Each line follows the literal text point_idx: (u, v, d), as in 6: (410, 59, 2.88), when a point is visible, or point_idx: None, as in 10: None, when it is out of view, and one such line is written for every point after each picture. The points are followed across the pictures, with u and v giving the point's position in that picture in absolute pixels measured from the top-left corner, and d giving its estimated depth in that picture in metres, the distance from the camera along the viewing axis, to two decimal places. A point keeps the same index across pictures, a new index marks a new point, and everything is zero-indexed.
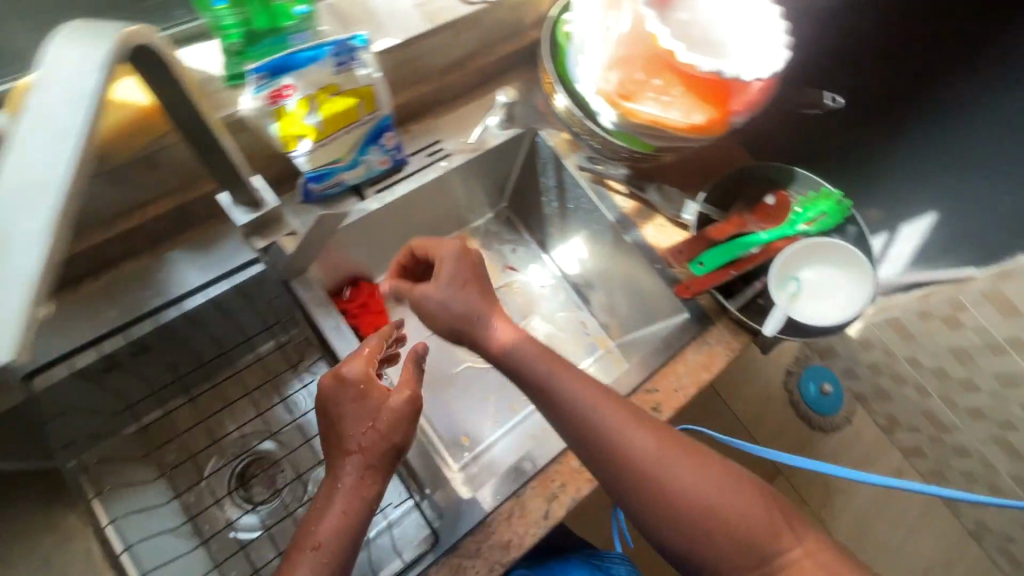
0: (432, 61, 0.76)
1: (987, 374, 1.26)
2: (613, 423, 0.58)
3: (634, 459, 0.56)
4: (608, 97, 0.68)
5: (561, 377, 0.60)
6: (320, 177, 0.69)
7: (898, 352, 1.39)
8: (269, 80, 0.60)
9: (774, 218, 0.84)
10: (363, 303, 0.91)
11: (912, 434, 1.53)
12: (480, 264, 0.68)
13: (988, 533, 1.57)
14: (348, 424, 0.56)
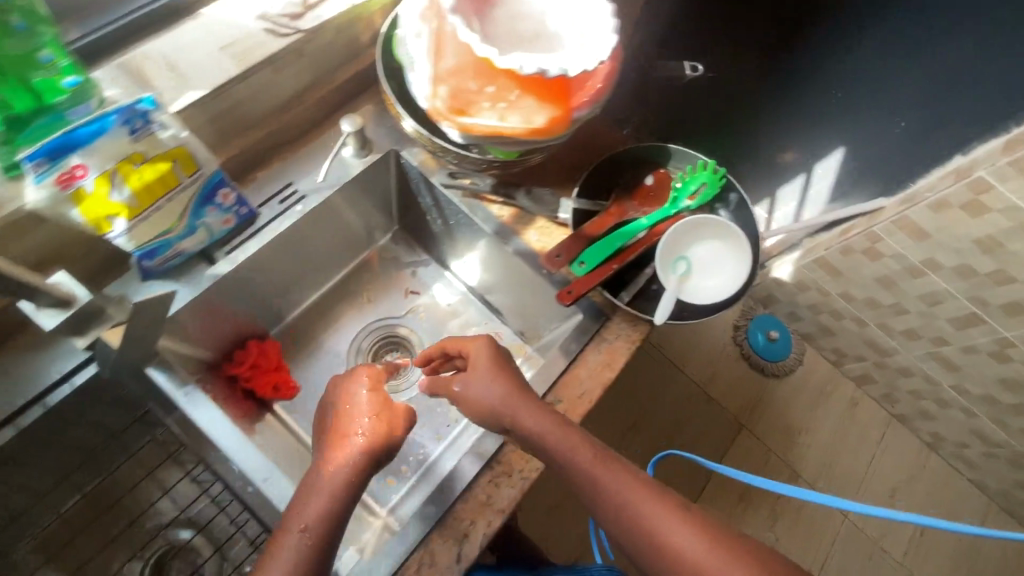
0: (259, 104, 0.70)
1: (915, 297, 1.28)
2: (598, 470, 0.60)
3: (617, 506, 0.58)
4: (441, 114, 0.64)
5: (565, 447, 0.61)
6: (152, 252, 0.64)
7: (832, 291, 1.45)
8: (52, 164, 0.53)
9: (655, 199, 0.82)
10: (256, 363, 0.85)
11: (860, 362, 1.60)
12: (508, 359, 0.69)
13: (943, 443, 1.61)
14: (353, 419, 0.64)
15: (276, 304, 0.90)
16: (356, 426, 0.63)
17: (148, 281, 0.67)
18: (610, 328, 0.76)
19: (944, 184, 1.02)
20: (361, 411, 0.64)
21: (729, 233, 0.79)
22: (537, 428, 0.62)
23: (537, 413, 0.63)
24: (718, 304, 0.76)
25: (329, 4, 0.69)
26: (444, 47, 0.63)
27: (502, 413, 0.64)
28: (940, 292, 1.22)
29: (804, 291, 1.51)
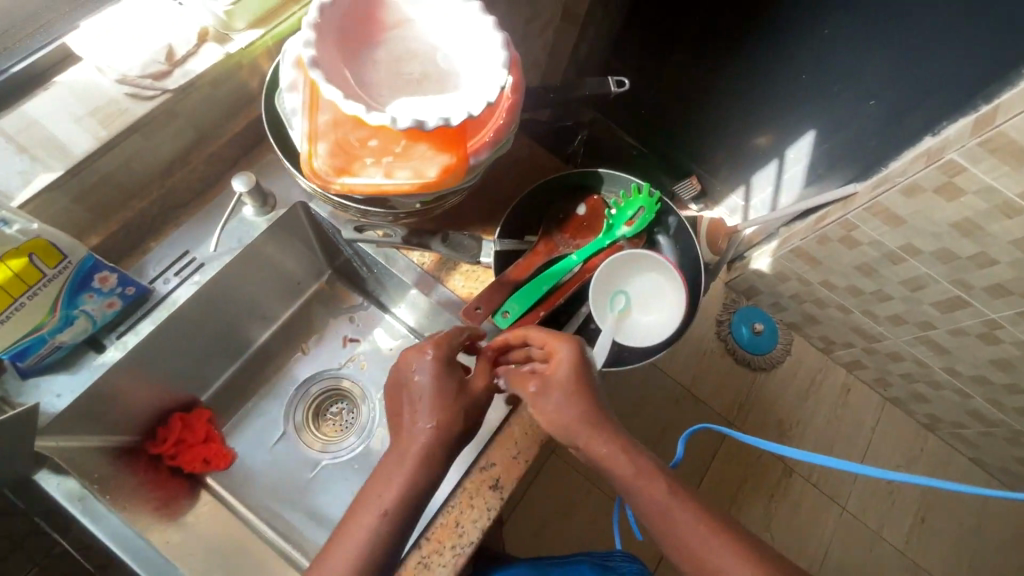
0: (132, 172, 0.64)
1: (895, 282, 1.07)
2: (668, 506, 0.54)
3: (686, 548, 0.52)
4: (321, 175, 0.58)
5: (621, 463, 0.56)
6: (22, 352, 0.59)
7: (812, 280, 1.24)
8: None
9: (587, 231, 0.77)
10: (181, 438, 0.81)
11: (849, 349, 1.39)
12: (593, 372, 0.61)
13: (940, 423, 1.43)
14: (415, 405, 0.58)
15: (200, 371, 0.84)
16: (421, 414, 0.58)
17: (29, 378, 0.63)
18: None
19: (913, 167, 0.86)
20: (425, 399, 0.58)
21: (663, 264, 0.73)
22: (617, 453, 0.57)
23: (612, 442, 0.57)
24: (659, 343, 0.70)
25: (199, 58, 0.63)
26: (319, 102, 0.57)
27: (577, 433, 0.57)
28: (924, 277, 1.02)
29: (784, 281, 1.30)
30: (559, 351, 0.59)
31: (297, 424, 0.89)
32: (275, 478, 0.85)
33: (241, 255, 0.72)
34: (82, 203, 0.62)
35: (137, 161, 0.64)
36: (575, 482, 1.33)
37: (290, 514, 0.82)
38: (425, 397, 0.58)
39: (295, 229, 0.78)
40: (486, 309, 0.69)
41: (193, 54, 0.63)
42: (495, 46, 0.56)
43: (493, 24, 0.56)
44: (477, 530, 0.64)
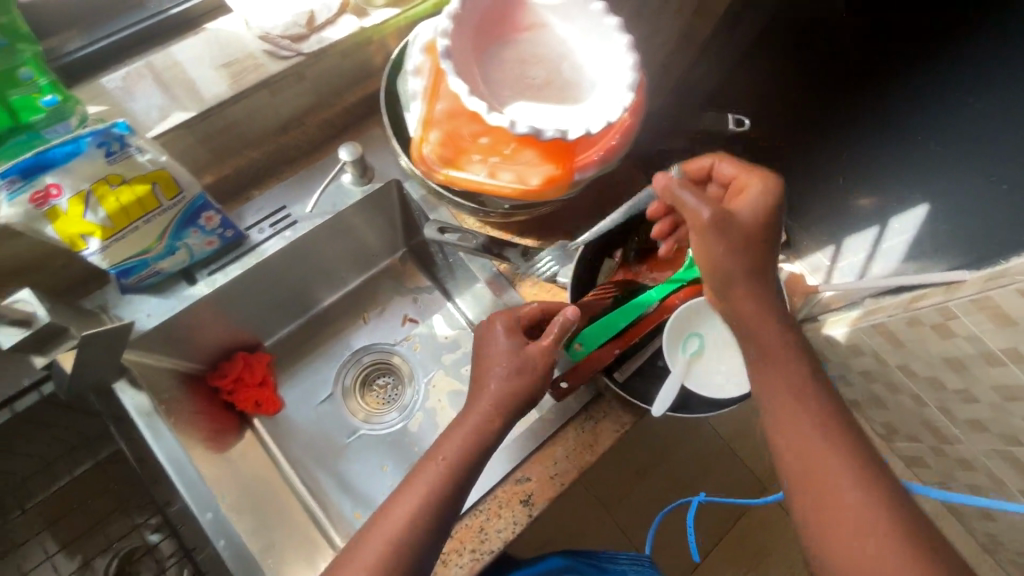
0: (255, 125, 0.68)
1: (986, 385, 0.92)
2: (782, 383, 0.55)
3: (787, 426, 0.54)
4: (430, 162, 0.59)
5: (771, 344, 0.56)
6: (128, 271, 0.63)
7: (888, 360, 1.10)
8: (24, 183, 0.52)
9: (671, 265, 0.74)
10: (239, 377, 0.85)
11: (912, 443, 1.27)
12: (777, 225, 0.57)
13: (998, 548, 1.27)
14: (497, 360, 0.59)
15: (265, 322, 0.87)
16: (510, 354, 0.58)
17: (128, 293, 0.68)
18: (600, 406, 0.69)
19: None
20: (507, 346, 0.59)
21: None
22: (768, 329, 0.56)
23: (754, 306, 0.56)
24: (732, 398, 0.66)
25: (336, 27, 0.65)
26: (440, 90, 0.58)
27: (735, 281, 0.55)
28: (1022, 387, 0.86)
29: (856, 355, 1.18)
30: (750, 185, 0.57)
31: (345, 388, 0.92)
32: (313, 435, 0.88)
33: (332, 220, 0.74)
34: (205, 144, 0.65)
35: (260, 117, 0.67)
36: (590, 508, 1.29)
37: (321, 473, 0.84)
38: (511, 340, 0.60)
39: (385, 203, 0.80)
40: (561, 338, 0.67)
41: (331, 22, 0.65)
42: (625, 67, 0.55)
43: (623, 42, 0.56)
44: (499, 541, 0.63)
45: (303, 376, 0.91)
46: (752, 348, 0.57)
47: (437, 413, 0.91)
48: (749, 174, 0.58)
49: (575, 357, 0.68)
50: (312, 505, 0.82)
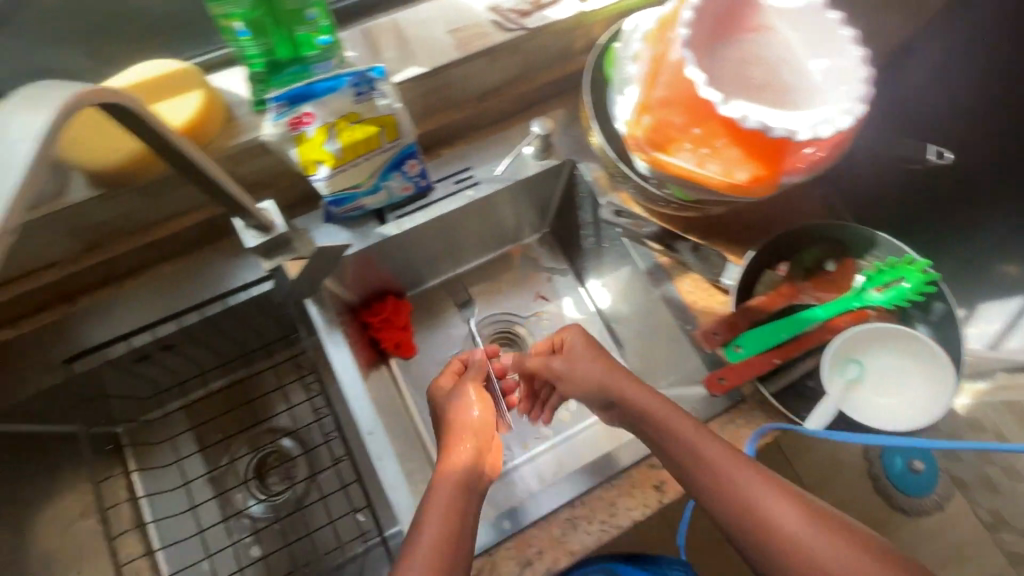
0: (465, 88, 0.73)
1: None
2: (697, 440, 0.57)
3: (716, 480, 0.54)
4: (639, 144, 0.62)
5: (707, 442, 0.56)
6: (340, 201, 0.70)
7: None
8: (289, 108, 0.60)
9: (836, 287, 0.73)
10: (387, 317, 0.91)
11: None
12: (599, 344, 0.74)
13: None
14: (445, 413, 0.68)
15: (415, 275, 0.94)
16: (453, 409, 0.67)
17: (328, 223, 0.74)
18: (742, 411, 0.69)
19: None
20: (448, 398, 0.69)
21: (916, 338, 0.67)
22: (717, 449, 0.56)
23: (641, 394, 0.64)
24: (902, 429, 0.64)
25: (558, 8, 0.70)
26: (661, 76, 0.60)
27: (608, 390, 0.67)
28: None
29: None
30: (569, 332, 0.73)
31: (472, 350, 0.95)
32: None
33: (507, 187, 0.78)
34: (423, 99, 0.71)
35: (470, 83, 0.73)
36: None
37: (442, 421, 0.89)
38: (452, 395, 0.69)
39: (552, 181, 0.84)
40: (722, 337, 0.69)
41: (555, 2, 0.70)
42: (857, 79, 0.56)
43: (859, 54, 0.56)
44: (628, 518, 0.65)
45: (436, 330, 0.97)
46: (692, 451, 0.56)
47: None
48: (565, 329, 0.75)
49: (732, 359, 0.68)
50: (431, 453, 0.87)
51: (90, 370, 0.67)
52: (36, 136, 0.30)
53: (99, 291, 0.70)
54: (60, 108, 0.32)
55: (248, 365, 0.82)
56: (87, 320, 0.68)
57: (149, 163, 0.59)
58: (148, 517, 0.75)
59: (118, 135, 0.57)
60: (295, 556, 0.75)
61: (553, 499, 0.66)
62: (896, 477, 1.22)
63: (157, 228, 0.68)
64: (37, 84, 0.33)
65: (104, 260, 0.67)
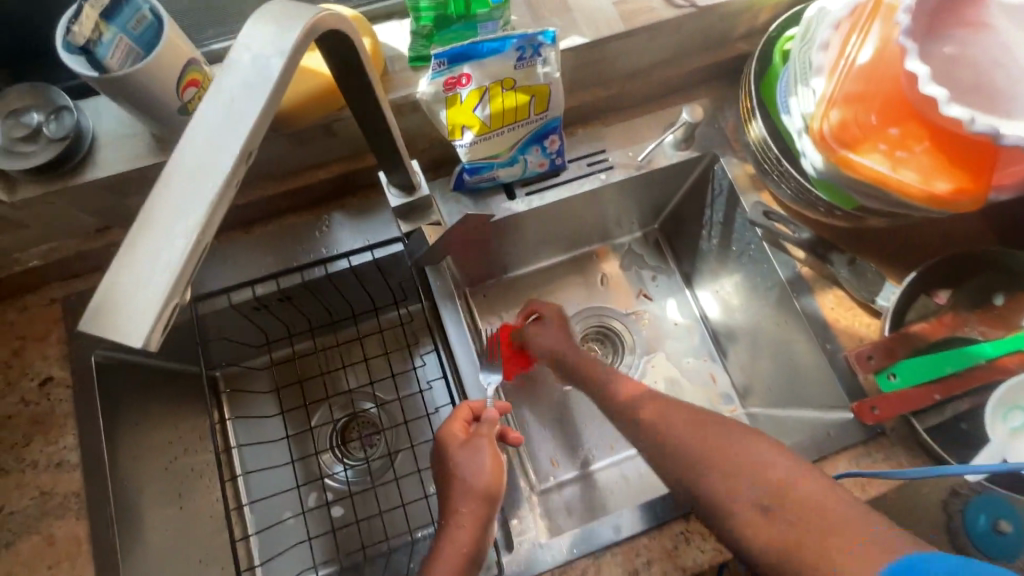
0: (617, 65, 0.70)
1: None
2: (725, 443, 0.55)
3: (729, 474, 0.53)
4: (820, 140, 0.57)
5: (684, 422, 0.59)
6: (476, 170, 0.67)
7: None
8: (449, 67, 0.58)
9: (1005, 327, 0.65)
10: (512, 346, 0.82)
11: None
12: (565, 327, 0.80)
13: None
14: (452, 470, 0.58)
15: (515, 259, 0.88)
16: (466, 467, 0.57)
17: (456, 193, 0.72)
18: (881, 445, 0.63)
19: None
20: (459, 451, 0.58)
21: None
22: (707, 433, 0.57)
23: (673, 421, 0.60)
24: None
25: None
26: (855, 69, 0.54)
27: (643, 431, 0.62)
28: None
29: None
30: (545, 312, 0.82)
31: None
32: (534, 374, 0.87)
33: (641, 175, 0.75)
34: (575, 73, 0.68)
35: (623, 60, 0.69)
36: None
37: (530, 409, 0.84)
38: (464, 449, 0.58)
39: (684, 174, 0.79)
40: (876, 362, 0.62)
41: None
42: None
43: None
44: None
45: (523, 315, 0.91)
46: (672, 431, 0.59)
47: None
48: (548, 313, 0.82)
49: (884, 387, 0.62)
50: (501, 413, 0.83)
51: (212, 312, 0.66)
52: (285, 53, 0.29)
53: (228, 234, 0.71)
54: (308, 25, 0.30)
55: (353, 327, 0.81)
56: (216, 260, 0.68)
57: (335, 98, 0.58)
58: (238, 468, 0.74)
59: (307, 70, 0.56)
60: (367, 532, 0.73)
61: (668, 510, 0.61)
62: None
63: (293, 177, 0.68)
64: (284, 1, 0.31)
65: (240, 202, 0.67)
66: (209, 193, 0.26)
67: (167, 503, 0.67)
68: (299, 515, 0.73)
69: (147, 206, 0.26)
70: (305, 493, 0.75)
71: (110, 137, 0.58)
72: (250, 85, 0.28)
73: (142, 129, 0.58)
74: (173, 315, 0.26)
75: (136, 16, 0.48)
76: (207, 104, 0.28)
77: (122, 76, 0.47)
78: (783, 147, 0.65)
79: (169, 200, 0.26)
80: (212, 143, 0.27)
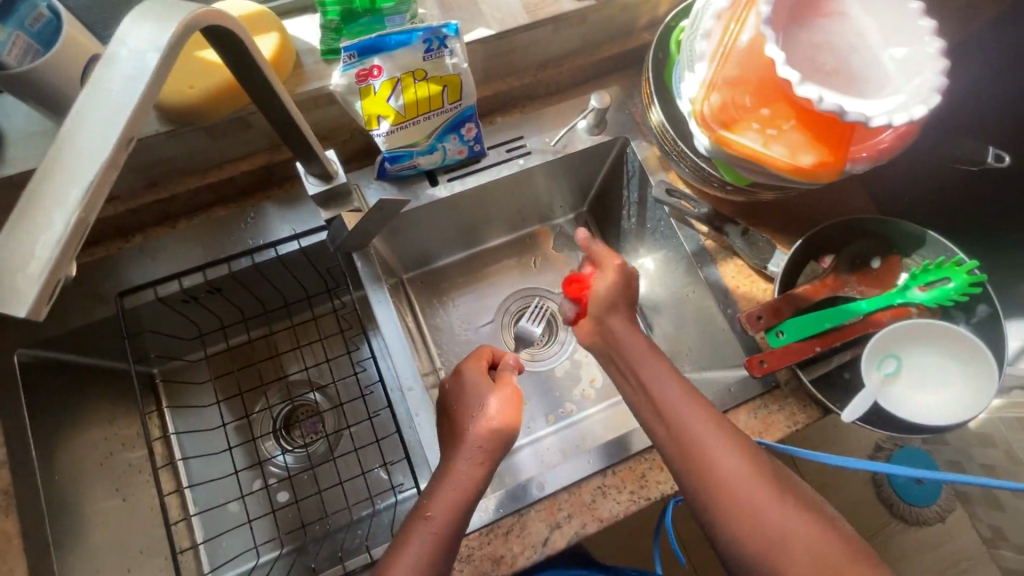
0: (528, 55, 0.74)
1: None
2: (723, 453, 0.55)
3: (709, 465, 0.55)
4: (705, 122, 0.62)
5: (661, 372, 0.62)
6: (396, 158, 0.71)
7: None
8: (359, 59, 0.60)
9: (879, 284, 0.73)
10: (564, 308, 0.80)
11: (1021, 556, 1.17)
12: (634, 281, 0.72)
13: None
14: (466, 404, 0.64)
15: (445, 244, 0.91)
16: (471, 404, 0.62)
17: (379, 181, 0.75)
18: (775, 397, 0.70)
19: None
20: (484, 388, 0.65)
21: (942, 328, 0.66)
22: (675, 398, 0.60)
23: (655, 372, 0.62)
24: (952, 424, 0.63)
25: None
26: (732, 54, 0.60)
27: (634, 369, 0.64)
28: None
29: (986, 446, 1.11)
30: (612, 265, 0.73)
31: (503, 322, 0.94)
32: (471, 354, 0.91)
33: (559, 159, 0.79)
34: (486, 63, 0.72)
35: (533, 49, 0.73)
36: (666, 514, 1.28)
37: None
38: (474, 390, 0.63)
39: (600, 157, 0.84)
40: (766, 321, 0.69)
41: None
42: (932, 69, 0.55)
43: (937, 46, 0.55)
44: (659, 492, 0.66)
45: (458, 299, 0.94)
46: (655, 386, 0.61)
47: (583, 367, 0.92)
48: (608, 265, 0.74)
49: (774, 343, 0.69)
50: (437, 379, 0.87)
51: (139, 306, 0.67)
52: (162, 47, 0.32)
53: (153, 230, 0.71)
54: (184, 20, 0.33)
55: (290, 316, 0.84)
56: (141, 255, 0.69)
57: (237, 94, 0.59)
58: (177, 454, 0.76)
59: (205, 65, 0.57)
60: (308, 511, 0.76)
61: (587, 467, 0.66)
62: (901, 489, 1.25)
63: (215, 170, 0.69)
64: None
65: (163, 197, 0.68)
66: (90, 175, 0.29)
67: (106, 497, 0.68)
68: (240, 498, 0.75)
69: (32, 189, 0.28)
70: (246, 477, 0.77)
71: (18, 133, 0.58)
72: (129, 77, 0.31)
73: (52, 125, 0.58)
74: (58, 287, 0.28)
75: (35, 14, 0.49)
76: (88, 93, 0.30)
77: (23, 72, 0.48)
78: (680, 130, 0.70)
79: (52, 184, 0.29)
80: (92, 131, 0.30)
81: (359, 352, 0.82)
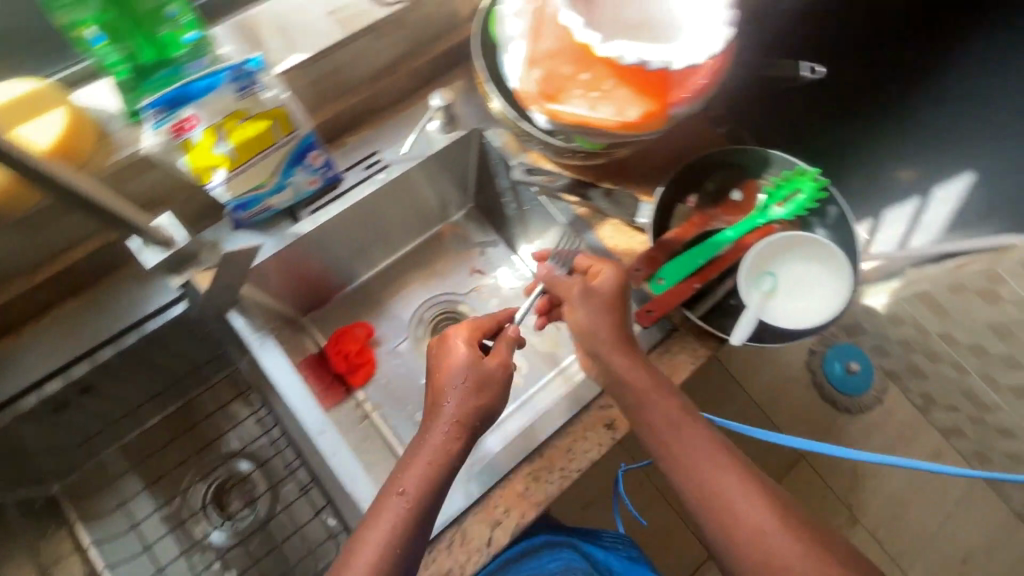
0: (356, 70, 0.72)
1: None
2: (685, 436, 0.59)
3: (661, 433, 0.60)
4: (533, 98, 0.62)
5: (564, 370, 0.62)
6: (245, 205, 0.68)
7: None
8: (168, 114, 0.57)
9: (741, 211, 0.77)
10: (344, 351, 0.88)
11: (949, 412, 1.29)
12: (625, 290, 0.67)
13: None
14: (452, 366, 0.62)
15: (335, 275, 0.88)
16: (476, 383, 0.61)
17: (238, 230, 0.72)
18: (675, 340, 0.73)
19: None
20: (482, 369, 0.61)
21: (796, 236, 0.72)
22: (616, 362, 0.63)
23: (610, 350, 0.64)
24: (827, 317, 0.68)
25: None
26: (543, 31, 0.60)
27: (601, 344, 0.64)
28: None
29: None
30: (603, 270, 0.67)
31: (417, 336, 0.93)
32: (392, 377, 0.90)
33: (419, 165, 0.78)
34: (314, 88, 0.70)
35: (358, 64, 0.72)
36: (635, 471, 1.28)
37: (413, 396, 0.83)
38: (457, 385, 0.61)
39: (463, 154, 0.84)
40: (645, 272, 0.72)
41: None
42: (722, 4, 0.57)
43: None
44: (585, 461, 0.68)
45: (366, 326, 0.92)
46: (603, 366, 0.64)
47: None
48: (602, 262, 0.68)
49: (658, 291, 0.72)
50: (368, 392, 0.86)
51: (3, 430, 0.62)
52: None
53: None
54: None
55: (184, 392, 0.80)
56: None
57: (16, 195, 0.53)
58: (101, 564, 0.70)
59: None
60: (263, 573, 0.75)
61: (513, 458, 0.66)
62: (837, 382, 1.31)
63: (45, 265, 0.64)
64: None
65: None
66: None
67: None
68: None
69: None
70: (186, 563, 0.75)
71: None
72: None
73: None
74: None
75: None
76: None
77: None
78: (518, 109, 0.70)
79: None
80: None
81: (263, 412, 0.80)
